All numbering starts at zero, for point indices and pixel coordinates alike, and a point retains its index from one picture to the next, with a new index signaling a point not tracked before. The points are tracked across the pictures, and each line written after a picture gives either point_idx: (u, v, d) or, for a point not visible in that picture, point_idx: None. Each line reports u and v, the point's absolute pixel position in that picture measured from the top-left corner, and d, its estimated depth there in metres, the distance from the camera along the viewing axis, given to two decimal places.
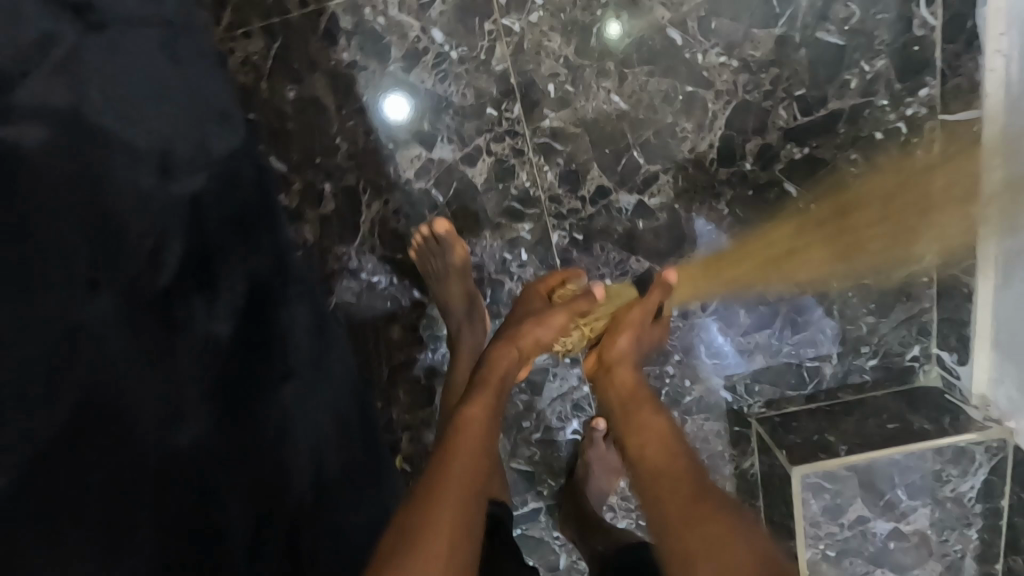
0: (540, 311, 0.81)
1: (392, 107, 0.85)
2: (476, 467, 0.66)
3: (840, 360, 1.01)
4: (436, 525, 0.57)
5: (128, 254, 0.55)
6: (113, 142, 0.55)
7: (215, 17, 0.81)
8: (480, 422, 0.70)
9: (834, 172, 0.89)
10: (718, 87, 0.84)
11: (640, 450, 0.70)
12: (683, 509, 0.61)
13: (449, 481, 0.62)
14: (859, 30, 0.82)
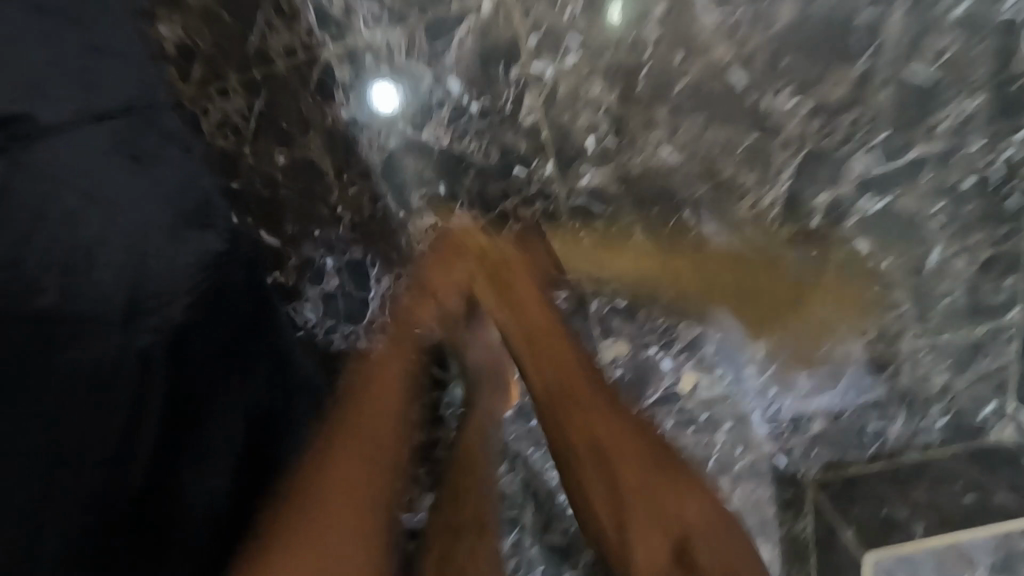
0: (445, 272, 0.70)
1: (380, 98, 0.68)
2: (373, 453, 0.55)
3: (907, 420, 0.91)
4: (303, 529, 0.49)
5: (108, 413, 0.52)
6: (73, 299, 0.51)
7: (182, 71, 0.66)
8: (371, 407, 0.60)
9: (914, 223, 0.77)
10: (787, 133, 0.72)
11: (567, 413, 0.60)
12: (631, 506, 0.55)
13: (342, 465, 0.54)
14: (955, 64, 0.69)
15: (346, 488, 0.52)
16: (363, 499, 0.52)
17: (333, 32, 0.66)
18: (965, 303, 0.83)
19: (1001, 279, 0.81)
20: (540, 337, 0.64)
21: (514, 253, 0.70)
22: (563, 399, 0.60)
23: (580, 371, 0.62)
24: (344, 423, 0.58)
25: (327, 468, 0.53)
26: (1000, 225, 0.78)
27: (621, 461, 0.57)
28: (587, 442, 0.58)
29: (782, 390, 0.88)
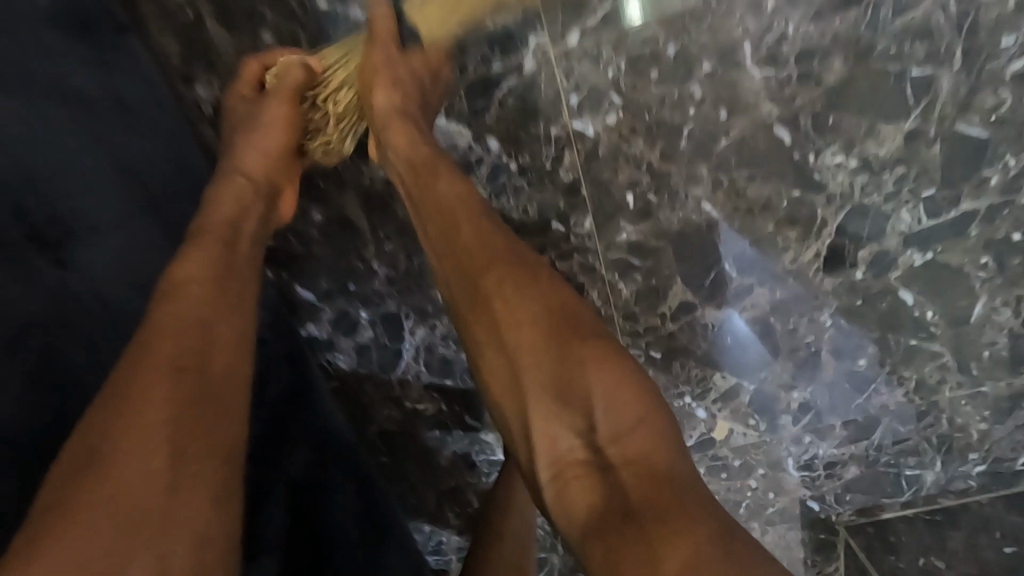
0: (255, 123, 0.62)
1: None
2: (190, 382, 0.44)
3: (944, 468, 0.89)
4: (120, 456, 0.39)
5: None
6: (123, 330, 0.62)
7: None
8: (202, 320, 0.48)
9: (959, 276, 0.75)
10: (831, 190, 0.70)
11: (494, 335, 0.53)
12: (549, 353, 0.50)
13: (159, 391, 0.42)
14: (1010, 119, 0.66)
15: (216, 415, 0.44)
16: (204, 404, 0.44)
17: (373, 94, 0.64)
18: (1007, 354, 0.80)
19: None
20: (466, 248, 0.57)
21: (402, 101, 0.60)
22: (482, 288, 0.55)
23: (505, 280, 0.54)
24: (169, 328, 0.46)
25: (133, 413, 0.41)
26: None
27: (531, 361, 0.50)
28: (476, 299, 0.55)
29: (817, 438, 0.87)
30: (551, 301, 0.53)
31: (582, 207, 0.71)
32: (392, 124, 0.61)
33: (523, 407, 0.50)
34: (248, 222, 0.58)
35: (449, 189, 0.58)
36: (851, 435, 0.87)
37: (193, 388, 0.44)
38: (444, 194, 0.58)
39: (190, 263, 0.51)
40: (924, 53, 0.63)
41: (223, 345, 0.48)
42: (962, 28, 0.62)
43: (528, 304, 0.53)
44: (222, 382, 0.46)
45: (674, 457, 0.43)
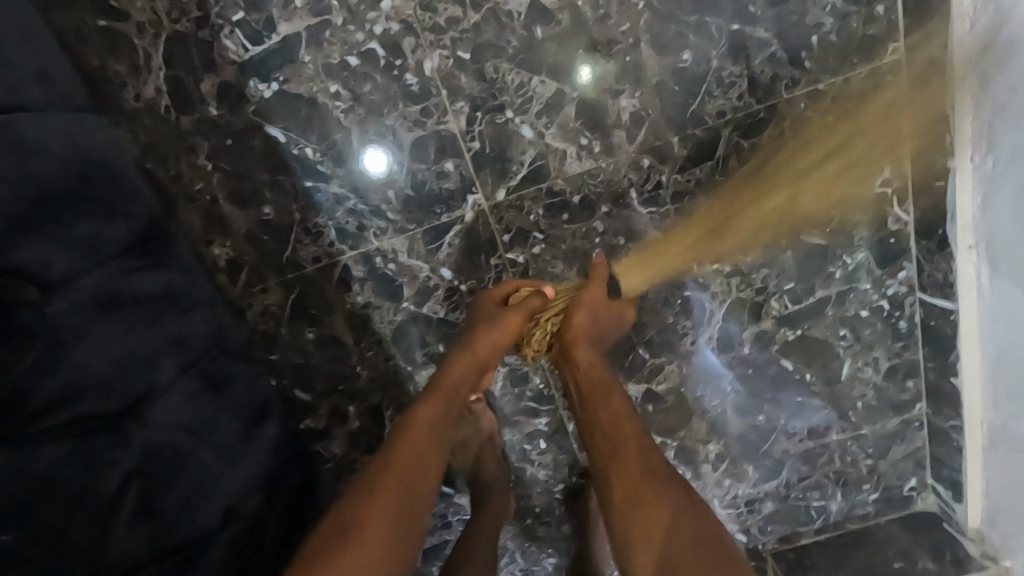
0: (493, 316, 0.78)
1: (371, 162, 0.80)
2: (402, 496, 0.62)
3: (844, 497, 1.06)
4: (382, 497, 0.61)
5: (143, 361, 0.60)
6: (74, 344, 0.54)
7: (232, 278, 0.83)
8: (415, 467, 0.65)
9: (825, 345, 0.95)
10: (713, 289, 0.90)
11: (611, 434, 0.68)
12: (635, 493, 0.62)
13: (385, 499, 0.61)
14: (840, 231, 0.88)
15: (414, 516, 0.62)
16: (403, 521, 0.60)
17: (349, 243, 0.83)
18: (877, 402, 0.99)
19: (904, 379, 0.98)
20: (612, 430, 0.68)
21: (585, 326, 0.77)
22: (637, 500, 0.62)
23: (643, 465, 0.64)
24: (400, 468, 0.64)
25: (367, 526, 0.58)
26: (895, 340, 0.95)
27: (656, 516, 0.60)
28: (612, 453, 0.66)
29: (735, 480, 1.04)
30: (659, 486, 0.62)
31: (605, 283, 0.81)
32: (585, 304, 0.78)
33: (629, 538, 0.60)
34: (462, 379, 0.75)
35: (582, 319, 0.77)
36: (759, 477, 1.04)
37: (404, 503, 0.62)
38: (578, 324, 0.77)
39: (421, 429, 0.69)
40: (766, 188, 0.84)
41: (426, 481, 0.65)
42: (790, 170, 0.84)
43: (646, 468, 0.64)
44: (413, 524, 0.61)
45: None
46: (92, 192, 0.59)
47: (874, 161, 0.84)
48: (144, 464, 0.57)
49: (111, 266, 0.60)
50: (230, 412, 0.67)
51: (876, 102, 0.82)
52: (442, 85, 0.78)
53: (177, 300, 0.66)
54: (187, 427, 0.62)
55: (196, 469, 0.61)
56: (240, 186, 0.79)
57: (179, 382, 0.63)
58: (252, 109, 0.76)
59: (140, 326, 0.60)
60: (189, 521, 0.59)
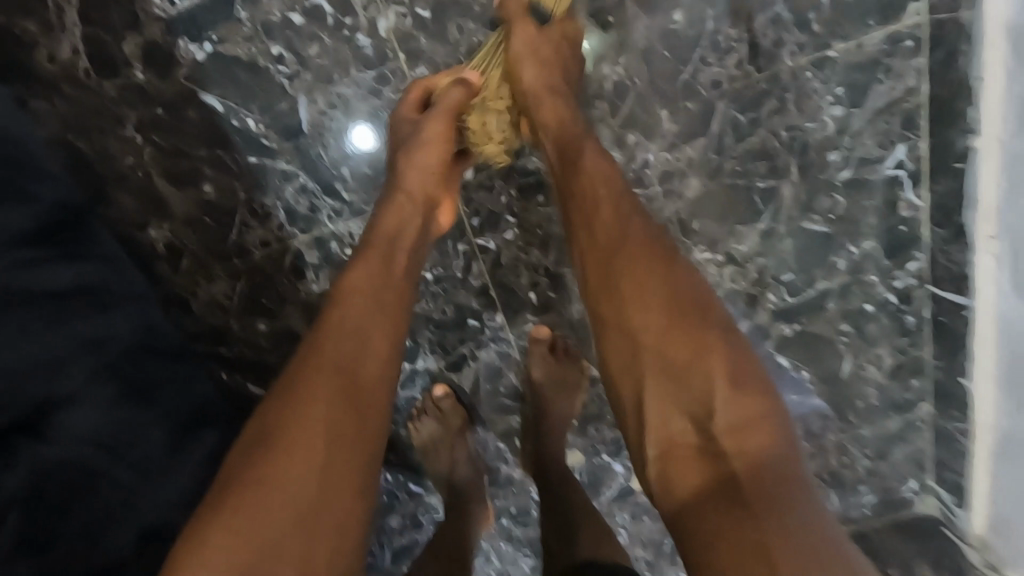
0: (414, 131, 0.66)
1: (359, 138, 0.71)
2: (342, 389, 0.51)
3: (838, 499, 0.99)
4: (307, 393, 0.50)
5: (95, 354, 0.57)
6: None
7: (172, 265, 0.75)
8: (344, 360, 0.52)
9: (825, 342, 0.87)
10: (705, 280, 0.81)
11: (624, 304, 0.55)
12: (659, 371, 0.52)
13: (318, 400, 0.50)
14: (846, 217, 0.79)
15: (360, 409, 0.51)
16: (341, 416, 0.50)
17: (300, 226, 0.75)
18: (878, 402, 0.92)
19: (909, 379, 0.90)
20: (616, 307, 0.56)
21: (550, 121, 0.64)
22: (689, 367, 0.51)
23: (673, 317, 0.53)
24: (323, 366, 0.52)
25: (297, 432, 0.48)
26: (902, 337, 0.87)
27: (667, 363, 0.52)
28: (635, 346, 0.54)
29: None
30: (709, 356, 0.51)
31: (533, 57, 0.64)
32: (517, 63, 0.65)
33: (643, 385, 0.52)
34: (404, 243, 0.63)
35: (533, 76, 0.64)
36: None
37: (338, 402, 0.50)
38: (530, 81, 0.64)
39: (349, 318, 0.55)
40: (764, 170, 0.76)
41: (370, 372, 0.53)
42: (792, 149, 0.75)
43: (672, 335, 0.52)
44: (361, 402, 0.51)
45: (760, 405, 0.48)
46: (1, 174, 0.56)
47: (888, 139, 0.75)
48: (34, 486, 0.51)
49: (5, 255, 0.54)
50: (158, 420, 0.59)
51: (892, 73, 0.73)
52: (400, 49, 0.69)
53: (96, 298, 0.59)
54: (97, 439, 0.55)
55: (119, 485, 0.55)
56: (176, 163, 0.71)
57: (93, 390, 0.56)
58: (185, 73, 0.68)
59: (19, 340, 0.53)
60: (98, 539, 0.53)
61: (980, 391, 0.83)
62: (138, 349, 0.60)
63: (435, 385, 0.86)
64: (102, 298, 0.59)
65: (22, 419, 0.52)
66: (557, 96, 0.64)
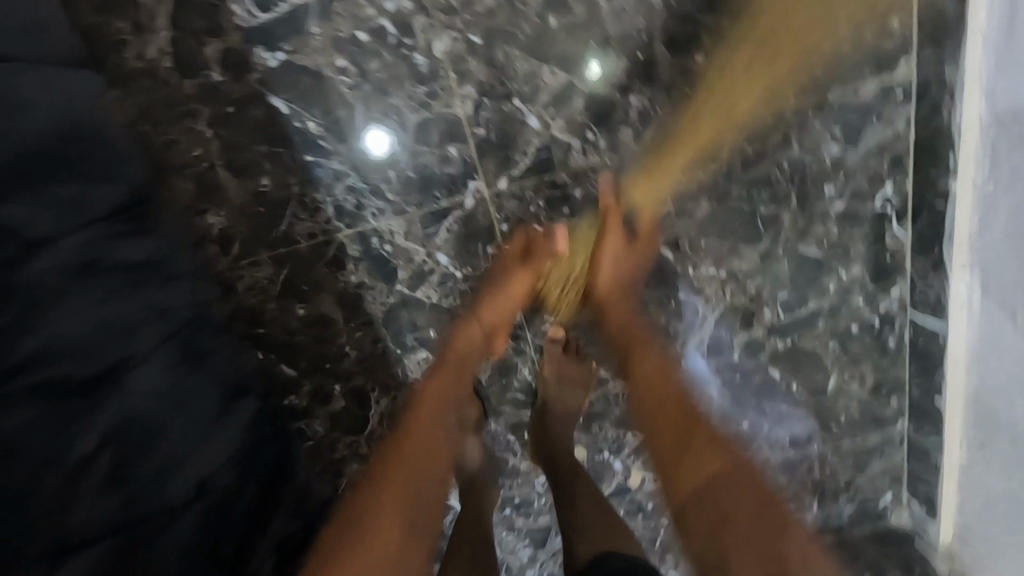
0: (502, 279, 0.81)
1: (374, 142, 0.79)
2: (414, 496, 0.60)
3: (820, 508, 1.06)
4: (386, 490, 0.59)
5: (166, 315, 0.61)
6: (74, 293, 0.52)
7: (222, 249, 0.82)
8: (417, 456, 0.63)
9: (815, 357, 0.95)
10: (708, 293, 0.90)
11: (684, 435, 0.63)
12: (714, 518, 0.57)
13: (391, 499, 0.59)
14: (838, 244, 0.88)
15: (424, 513, 0.59)
16: (411, 514, 0.58)
17: (346, 221, 0.82)
18: (860, 416, 1.00)
19: (888, 397, 0.98)
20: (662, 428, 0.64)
21: (615, 288, 0.77)
22: (753, 516, 0.56)
23: (729, 463, 0.60)
24: (406, 456, 0.63)
25: (381, 510, 0.58)
26: (884, 357, 0.95)
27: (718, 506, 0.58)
28: (694, 486, 0.60)
29: None
30: (750, 490, 0.58)
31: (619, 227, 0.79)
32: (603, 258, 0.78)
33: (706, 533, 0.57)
34: (468, 362, 0.77)
35: (608, 281, 0.77)
36: None
37: (409, 509, 0.59)
38: (604, 285, 0.77)
39: (426, 426, 0.67)
40: (769, 197, 0.84)
41: (436, 481, 0.63)
42: (794, 180, 0.83)
43: (717, 470, 0.60)
44: (432, 503, 0.61)
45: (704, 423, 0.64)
46: (77, 153, 0.56)
47: (879, 177, 0.84)
48: (109, 437, 0.53)
49: (93, 228, 0.55)
50: (207, 383, 0.64)
51: (887, 118, 0.81)
52: (451, 69, 0.77)
53: (160, 269, 0.63)
54: (167, 400, 0.58)
55: (176, 443, 0.58)
56: (238, 157, 0.78)
57: (159, 351, 0.59)
58: (256, 77, 0.75)
59: (112, 299, 0.55)
60: (155, 492, 0.55)
61: (949, 406, 0.92)
62: (195, 320, 0.66)
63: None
64: (168, 272, 0.64)
65: (102, 373, 0.53)
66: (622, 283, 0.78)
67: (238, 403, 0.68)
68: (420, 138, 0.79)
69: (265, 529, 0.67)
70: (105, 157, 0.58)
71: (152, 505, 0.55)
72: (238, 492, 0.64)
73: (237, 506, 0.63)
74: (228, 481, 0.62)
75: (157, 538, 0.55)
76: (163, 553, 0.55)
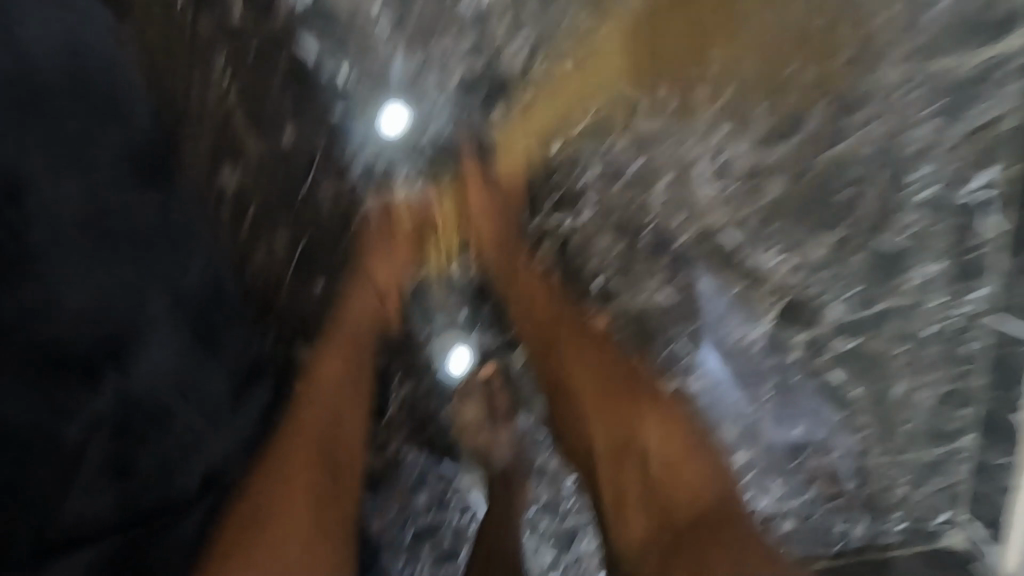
0: (377, 244, 0.74)
1: (389, 118, 0.72)
2: (324, 463, 0.64)
3: (869, 523, 0.95)
4: (295, 460, 0.63)
5: (185, 286, 0.65)
6: (39, 275, 0.58)
7: (233, 216, 0.72)
8: (321, 423, 0.66)
9: (881, 360, 0.86)
10: (773, 282, 0.81)
11: (591, 417, 0.72)
12: (626, 477, 0.69)
13: (307, 471, 0.62)
14: (921, 236, 0.79)
15: (329, 473, 0.64)
16: (326, 483, 0.63)
17: (375, 185, 0.74)
18: (924, 427, 0.91)
19: (957, 409, 0.89)
20: (577, 411, 0.73)
21: (490, 253, 0.76)
22: (625, 451, 0.70)
23: (621, 433, 0.70)
24: (306, 442, 0.64)
25: (289, 505, 0.60)
26: (957, 365, 0.86)
27: (617, 468, 0.70)
28: (607, 452, 0.71)
29: (757, 493, 0.91)
30: (639, 447, 0.69)
31: (478, 183, 0.74)
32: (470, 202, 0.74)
33: (623, 499, 0.68)
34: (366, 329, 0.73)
35: (486, 223, 0.75)
36: (785, 492, 0.91)
37: (324, 476, 0.63)
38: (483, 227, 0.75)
39: (315, 406, 0.67)
40: (849, 178, 0.76)
41: (337, 437, 0.67)
42: (878, 160, 0.76)
43: (616, 438, 0.71)
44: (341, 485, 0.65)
45: (697, 454, 0.69)
46: (76, 103, 0.61)
47: (973, 162, 0.75)
48: (119, 419, 0.60)
49: (115, 185, 0.62)
50: (218, 365, 0.67)
51: (988, 96, 0.73)
52: (506, 19, 0.72)
53: (172, 237, 0.65)
54: (172, 387, 0.63)
55: (176, 433, 0.63)
56: (260, 107, 0.70)
57: (170, 328, 0.64)
58: (289, 19, 0.68)
59: (94, 275, 0.60)
60: (177, 475, 0.62)
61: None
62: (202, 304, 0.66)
63: (485, 363, 0.86)
64: (183, 245, 0.66)
65: (93, 356, 0.60)
66: (502, 245, 0.76)
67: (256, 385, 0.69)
68: (467, 95, 0.73)
69: None
70: (121, 127, 0.63)
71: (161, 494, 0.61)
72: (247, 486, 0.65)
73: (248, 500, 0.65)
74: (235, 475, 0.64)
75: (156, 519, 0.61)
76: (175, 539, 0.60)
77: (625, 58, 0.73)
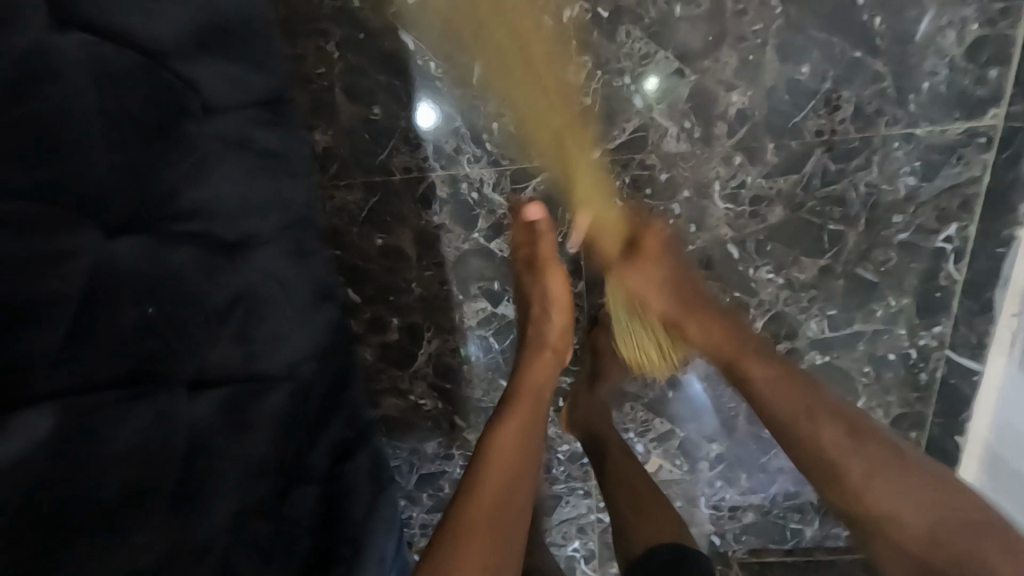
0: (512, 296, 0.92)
1: (428, 111, 0.85)
2: (509, 495, 0.68)
3: (820, 526, 1.09)
4: (484, 494, 0.67)
5: (295, 204, 0.70)
6: (201, 142, 0.56)
7: (322, 167, 0.88)
8: (513, 458, 0.72)
9: (848, 379, 0.99)
10: (762, 296, 0.94)
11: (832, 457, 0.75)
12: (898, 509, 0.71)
13: (492, 481, 0.68)
14: (892, 272, 0.92)
15: (521, 468, 0.72)
16: (515, 497, 0.69)
17: (442, 162, 0.87)
18: None
19: (908, 430, 1.02)
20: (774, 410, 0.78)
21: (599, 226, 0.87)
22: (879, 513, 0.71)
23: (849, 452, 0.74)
24: (496, 468, 0.70)
25: (466, 537, 0.62)
26: (913, 391, 0.99)
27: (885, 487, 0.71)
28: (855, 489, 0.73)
29: (726, 482, 1.07)
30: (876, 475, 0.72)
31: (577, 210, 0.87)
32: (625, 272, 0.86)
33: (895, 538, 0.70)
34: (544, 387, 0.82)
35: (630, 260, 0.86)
36: (749, 487, 1.07)
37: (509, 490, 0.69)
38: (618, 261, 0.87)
39: (495, 473, 0.69)
40: (837, 216, 0.89)
41: (521, 457, 0.73)
42: (866, 203, 0.89)
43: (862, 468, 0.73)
44: (508, 537, 0.64)
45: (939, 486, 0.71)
46: (242, 39, 0.61)
47: (945, 215, 0.88)
48: (233, 303, 0.60)
49: (249, 110, 0.62)
50: (310, 279, 0.72)
51: (966, 160, 0.85)
52: (574, 37, 0.82)
53: (289, 168, 0.69)
54: (278, 281, 0.66)
55: (277, 320, 0.65)
56: (357, 82, 0.84)
57: (280, 237, 0.67)
58: (392, 11, 0.81)
59: (258, 174, 0.63)
60: (266, 358, 0.64)
61: (971, 433, 0.97)
62: (297, 223, 0.70)
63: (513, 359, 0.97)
64: (292, 170, 0.69)
65: (237, 243, 0.60)
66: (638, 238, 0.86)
67: (327, 307, 0.76)
68: None
69: (346, 418, 0.80)
70: (265, 56, 0.65)
71: (257, 368, 0.62)
72: (312, 389, 0.72)
73: (312, 397, 0.72)
74: (309, 370, 0.71)
75: (254, 410, 0.62)
76: (263, 414, 0.63)
77: (660, 85, 0.84)
